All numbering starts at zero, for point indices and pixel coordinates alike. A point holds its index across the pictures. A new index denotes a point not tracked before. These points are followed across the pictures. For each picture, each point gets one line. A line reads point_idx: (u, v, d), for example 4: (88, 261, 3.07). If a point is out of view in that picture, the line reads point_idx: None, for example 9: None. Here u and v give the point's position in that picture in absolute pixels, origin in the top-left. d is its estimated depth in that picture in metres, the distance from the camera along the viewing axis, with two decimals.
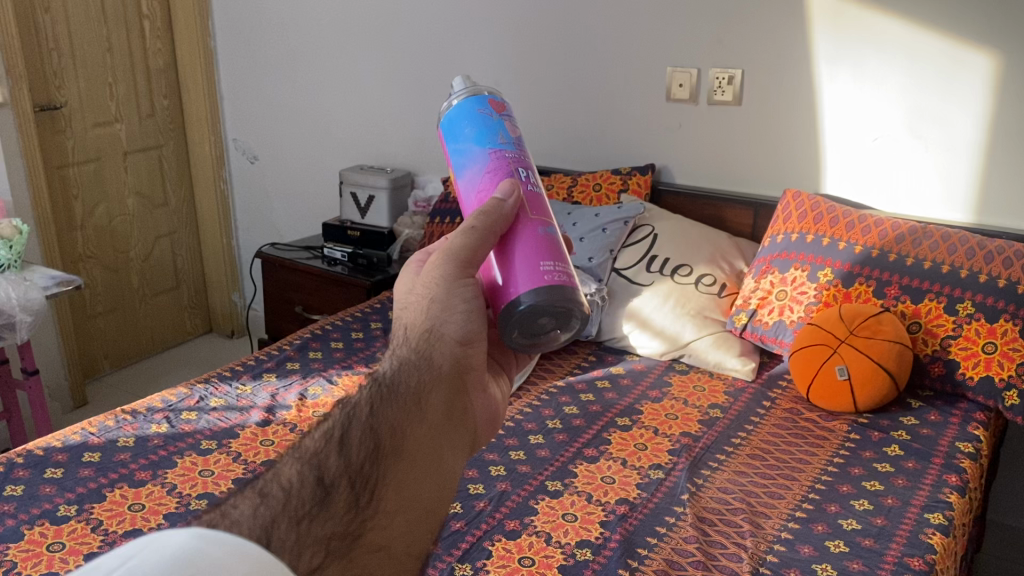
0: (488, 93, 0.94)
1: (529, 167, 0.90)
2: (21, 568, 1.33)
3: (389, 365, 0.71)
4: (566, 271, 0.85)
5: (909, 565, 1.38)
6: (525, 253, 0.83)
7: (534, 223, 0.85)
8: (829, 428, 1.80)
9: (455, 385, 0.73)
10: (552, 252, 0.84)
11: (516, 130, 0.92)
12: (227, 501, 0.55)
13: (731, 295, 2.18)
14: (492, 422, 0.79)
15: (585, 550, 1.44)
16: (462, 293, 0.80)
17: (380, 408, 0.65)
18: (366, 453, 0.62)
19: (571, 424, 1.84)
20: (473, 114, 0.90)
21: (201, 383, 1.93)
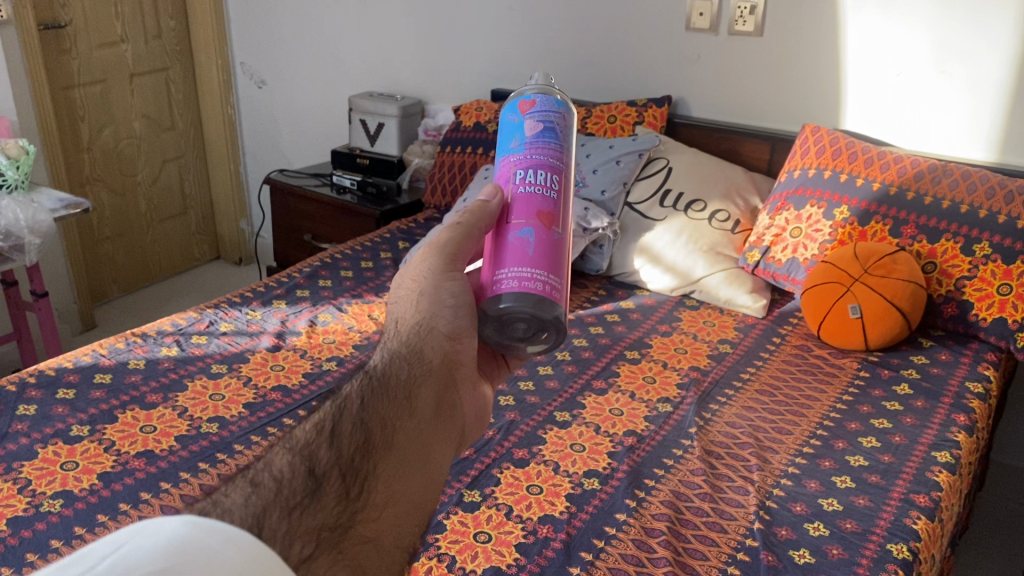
0: (535, 92, 0.91)
1: (537, 164, 0.85)
2: (35, 485, 1.34)
3: (380, 358, 0.74)
4: (527, 277, 0.79)
5: (915, 502, 1.39)
6: (496, 261, 0.82)
7: (509, 229, 0.83)
8: (838, 365, 1.80)
9: (444, 379, 0.77)
10: (516, 258, 0.81)
11: (541, 126, 0.88)
12: (217, 491, 0.55)
13: (744, 232, 2.15)
14: (481, 418, 0.81)
15: (593, 480, 1.45)
16: (452, 287, 0.82)
17: (371, 402, 0.68)
18: (357, 445, 0.64)
19: (580, 356, 1.84)
20: (505, 123, 0.91)
21: (211, 307, 1.93)
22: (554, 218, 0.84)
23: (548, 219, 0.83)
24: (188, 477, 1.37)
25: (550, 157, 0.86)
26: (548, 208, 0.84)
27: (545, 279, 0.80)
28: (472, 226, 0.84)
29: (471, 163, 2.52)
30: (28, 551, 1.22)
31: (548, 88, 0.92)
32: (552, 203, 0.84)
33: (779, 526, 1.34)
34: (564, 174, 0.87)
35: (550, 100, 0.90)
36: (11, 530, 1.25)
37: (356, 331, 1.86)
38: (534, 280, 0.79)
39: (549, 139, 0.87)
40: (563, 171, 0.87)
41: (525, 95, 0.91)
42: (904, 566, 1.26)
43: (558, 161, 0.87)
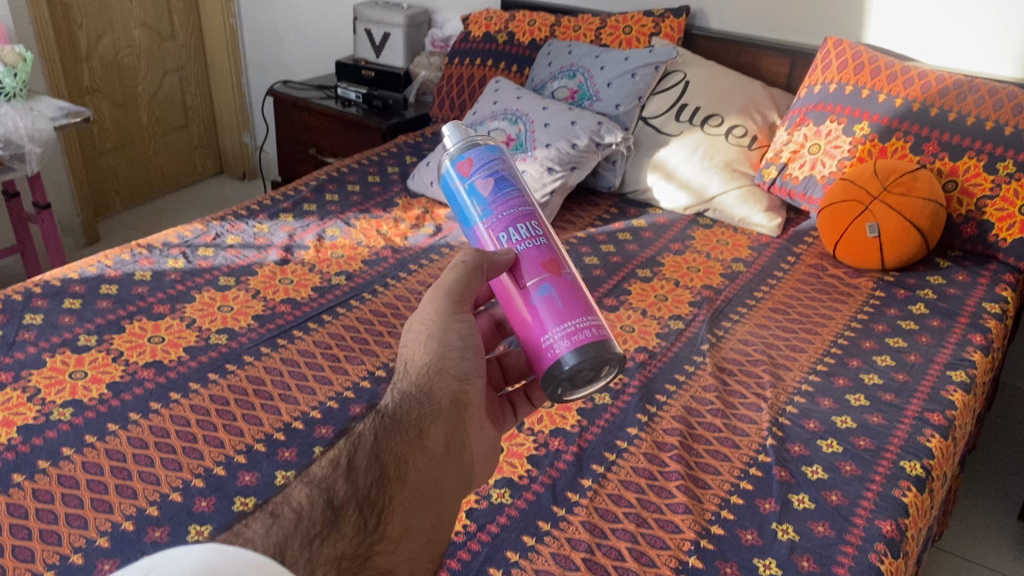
0: (466, 145, 0.89)
1: (511, 220, 0.85)
2: (44, 394, 1.33)
3: (393, 398, 0.80)
4: (569, 330, 0.80)
5: (929, 420, 1.38)
6: (532, 329, 0.82)
7: (526, 293, 0.83)
8: (854, 284, 1.78)
9: (455, 418, 0.81)
10: (551, 318, 0.81)
11: (492, 182, 0.86)
12: (240, 521, 0.60)
13: (761, 148, 2.10)
14: (491, 456, 0.87)
15: (604, 395, 1.44)
16: (460, 328, 0.86)
17: (384, 438, 0.74)
18: (371, 479, 0.70)
19: (591, 274, 1.80)
20: (453, 190, 0.88)
21: (217, 220, 1.89)
22: (558, 261, 0.85)
23: (554, 264, 0.84)
24: (198, 389, 1.37)
25: (520, 207, 0.86)
26: (548, 254, 0.84)
27: (589, 324, 0.81)
28: (479, 266, 0.83)
29: (481, 75, 2.45)
30: (39, 459, 1.22)
31: (473, 139, 0.89)
32: (548, 249, 0.84)
33: (792, 442, 1.34)
34: (537, 217, 0.86)
35: (485, 150, 0.88)
36: (22, 437, 1.25)
37: (365, 247, 1.83)
38: (579, 329, 0.80)
39: (508, 189, 0.86)
40: (535, 215, 0.86)
41: (457, 156, 0.88)
42: (917, 483, 1.26)
43: (527, 207, 0.86)
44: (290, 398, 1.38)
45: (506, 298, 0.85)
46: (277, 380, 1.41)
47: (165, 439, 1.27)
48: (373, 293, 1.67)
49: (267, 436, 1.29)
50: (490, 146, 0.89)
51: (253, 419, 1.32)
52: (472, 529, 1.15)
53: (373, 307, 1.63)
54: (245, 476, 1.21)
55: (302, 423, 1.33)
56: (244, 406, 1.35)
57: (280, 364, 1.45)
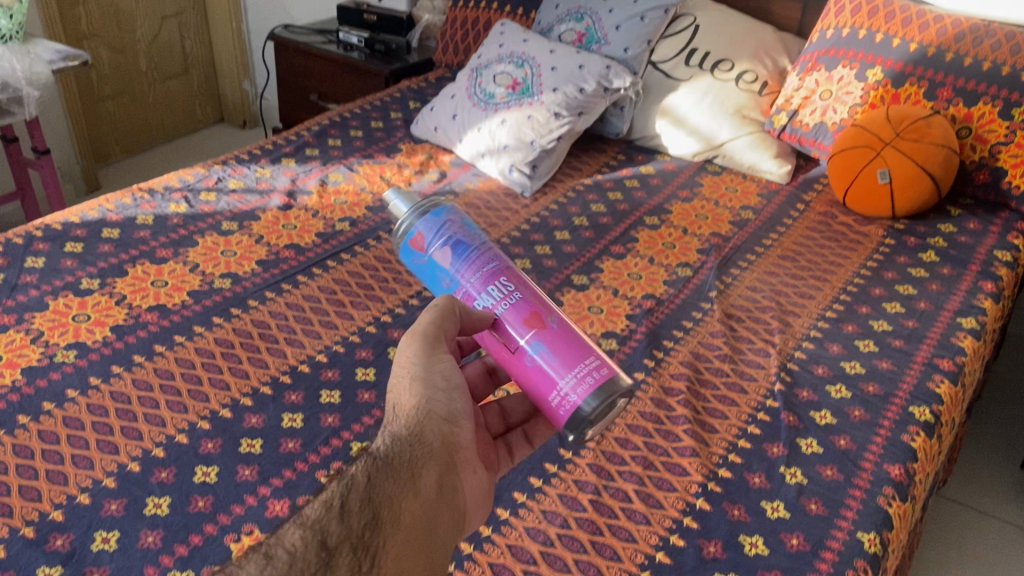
0: (414, 219, 0.86)
1: (481, 282, 0.81)
2: (48, 337, 1.32)
3: (381, 442, 0.74)
4: (573, 383, 0.76)
5: (939, 366, 1.37)
6: (537, 387, 0.79)
7: (520, 355, 0.79)
8: (864, 232, 1.76)
9: (445, 462, 0.76)
10: (552, 375, 0.77)
11: (448, 251, 0.83)
12: (228, 565, 0.55)
13: (772, 94, 2.07)
14: (482, 501, 0.81)
15: (611, 341, 1.43)
16: (442, 369, 0.80)
17: (376, 480, 0.69)
18: (366, 522, 0.64)
19: (598, 221, 1.78)
20: (418, 269, 0.86)
21: (218, 165, 1.86)
22: (541, 310, 0.80)
23: (537, 315, 0.79)
24: (202, 332, 1.36)
25: (487, 266, 0.82)
26: (528, 307, 0.80)
27: (594, 368, 0.76)
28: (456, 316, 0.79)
29: (486, 19, 2.41)
30: (44, 400, 1.21)
31: (419, 210, 0.86)
32: (528, 302, 0.80)
33: (801, 387, 1.33)
34: (507, 271, 0.82)
35: (431, 221, 0.85)
36: (26, 379, 1.24)
37: (368, 193, 1.81)
38: (584, 376, 0.76)
39: (467, 252, 0.83)
40: (503, 269, 0.82)
41: (407, 229, 0.86)
42: (926, 428, 1.25)
43: (493, 262, 0.83)
44: (295, 341, 1.37)
45: (503, 362, 0.82)
46: (282, 324, 1.40)
47: (170, 381, 1.26)
48: (377, 239, 1.66)
49: (273, 379, 1.29)
50: (437, 212, 0.86)
51: (259, 362, 1.32)
52: None
53: (378, 253, 1.62)
54: (252, 419, 1.21)
55: (308, 366, 1.32)
56: (249, 349, 1.34)
57: (284, 309, 1.44)
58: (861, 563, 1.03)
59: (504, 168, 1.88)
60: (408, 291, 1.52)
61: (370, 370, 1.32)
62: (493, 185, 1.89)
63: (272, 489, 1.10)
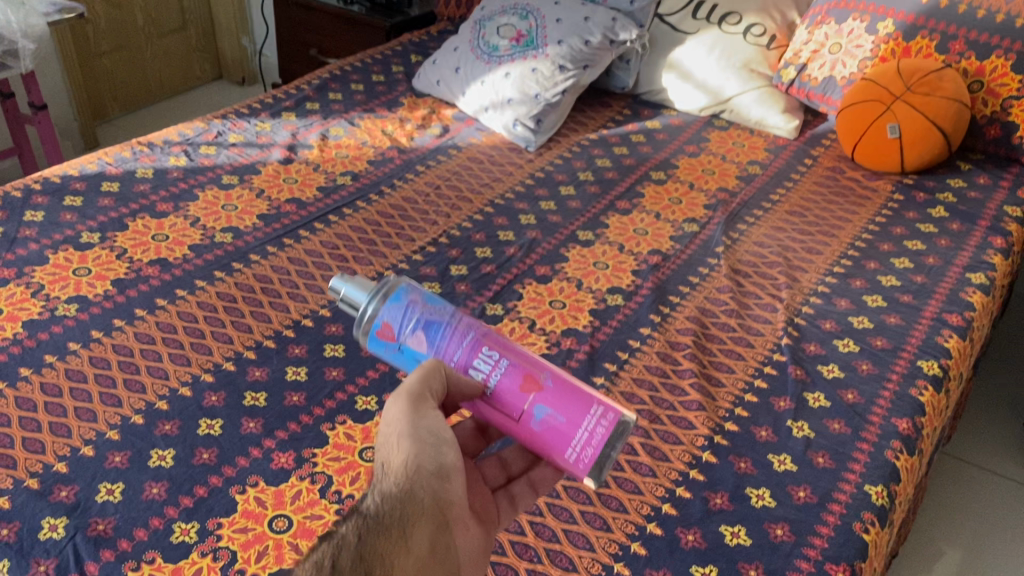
0: (374, 308, 0.78)
1: (466, 356, 0.76)
2: (48, 291, 1.31)
3: (374, 498, 0.71)
4: (586, 435, 0.73)
5: (947, 321, 1.36)
6: (549, 449, 0.75)
7: (524, 421, 0.75)
8: (872, 188, 1.73)
9: (439, 519, 0.71)
10: (565, 432, 0.74)
11: (423, 334, 0.77)
12: None
13: (780, 48, 2.02)
14: (480, 555, 0.77)
15: (617, 296, 1.42)
16: (430, 423, 0.72)
17: (367, 538, 0.67)
18: None
19: (603, 177, 1.76)
20: (394, 356, 0.79)
21: (218, 119, 1.84)
22: (531, 370, 0.76)
23: (531, 376, 0.75)
24: (204, 286, 1.35)
25: (467, 337, 0.77)
26: (519, 369, 0.75)
27: (601, 412, 0.74)
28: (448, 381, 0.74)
29: None
30: (46, 353, 1.20)
31: (376, 296, 0.79)
32: (518, 367, 0.76)
33: (808, 342, 1.32)
34: (486, 339, 0.77)
35: (394, 307, 0.78)
36: (27, 332, 1.23)
37: (370, 147, 1.79)
38: (593, 427, 0.74)
39: (442, 329, 0.77)
40: (483, 337, 0.77)
41: (371, 319, 0.78)
42: (934, 383, 1.24)
43: (472, 331, 0.78)
44: (298, 296, 1.36)
45: (509, 429, 0.78)
46: (285, 279, 1.39)
47: (173, 335, 1.25)
48: (379, 194, 1.64)
49: (276, 333, 1.28)
50: (395, 293, 0.78)
51: (261, 316, 1.31)
52: None
53: (380, 208, 1.60)
54: (256, 372, 1.21)
55: (311, 320, 1.31)
56: (251, 303, 1.33)
57: (287, 263, 1.43)
58: (868, 515, 1.03)
59: (508, 122, 1.86)
60: (411, 247, 1.50)
61: None
62: (496, 139, 1.86)
63: (276, 441, 1.10)
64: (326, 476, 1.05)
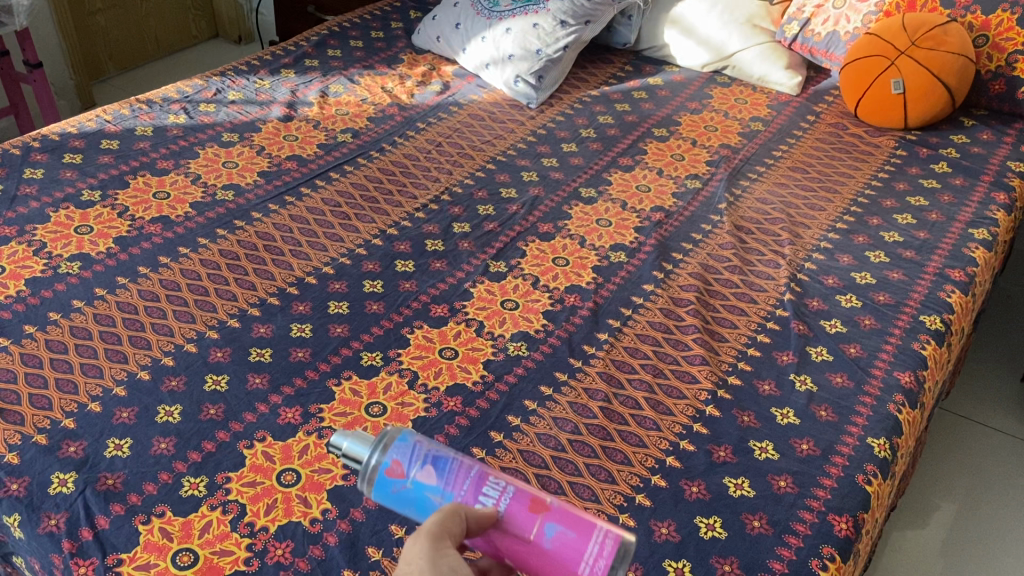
0: (378, 451, 0.71)
1: (473, 487, 0.70)
2: (51, 248, 1.31)
3: None
4: (596, 547, 0.67)
5: (949, 276, 1.36)
6: (558, 568, 0.68)
7: (532, 544, 0.68)
8: (875, 144, 1.73)
9: None
10: (576, 547, 0.67)
11: (433, 467, 0.70)
12: None
13: (784, 3, 1.99)
14: None
15: (620, 253, 1.42)
16: (450, 562, 0.63)
17: None
18: None
19: (605, 133, 1.75)
20: (398, 501, 0.71)
21: (217, 76, 1.82)
22: (536, 493, 0.70)
23: (537, 497, 0.69)
24: (207, 244, 1.35)
25: (473, 467, 0.71)
26: (525, 492, 0.70)
27: (605, 525, 0.68)
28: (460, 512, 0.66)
29: None
30: (50, 311, 1.20)
31: (379, 441, 0.72)
32: (524, 491, 0.70)
33: (811, 297, 1.32)
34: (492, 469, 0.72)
35: (401, 447, 0.71)
36: (31, 289, 1.23)
37: (370, 104, 1.77)
38: (604, 538, 0.67)
39: (450, 461, 0.71)
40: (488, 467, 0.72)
41: (375, 464, 0.71)
42: (936, 337, 1.25)
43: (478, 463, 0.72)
44: (301, 253, 1.36)
45: (517, 562, 0.70)
46: (287, 237, 1.39)
47: (176, 292, 1.25)
48: (381, 151, 1.63)
49: (280, 290, 1.28)
50: (398, 435, 0.72)
51: (265, 274, 1.31)
52: (490, 380, 1.15)
53: (382, 165, 1.59)
54: (260, 329, 1.21)
55: (314, 278, 1.31)
56: (254, 261, 1.33)
57: (289, 221, 1.42)
58: (870, 467, 1.04)
59: (509, 79, 1.84)
60: (414, 205, 1.50)
61: (377, 282, 1.31)
62: (498, 97, 1.85)
63: (282, 397, 1.10)
64: (333, 431, 1.06)
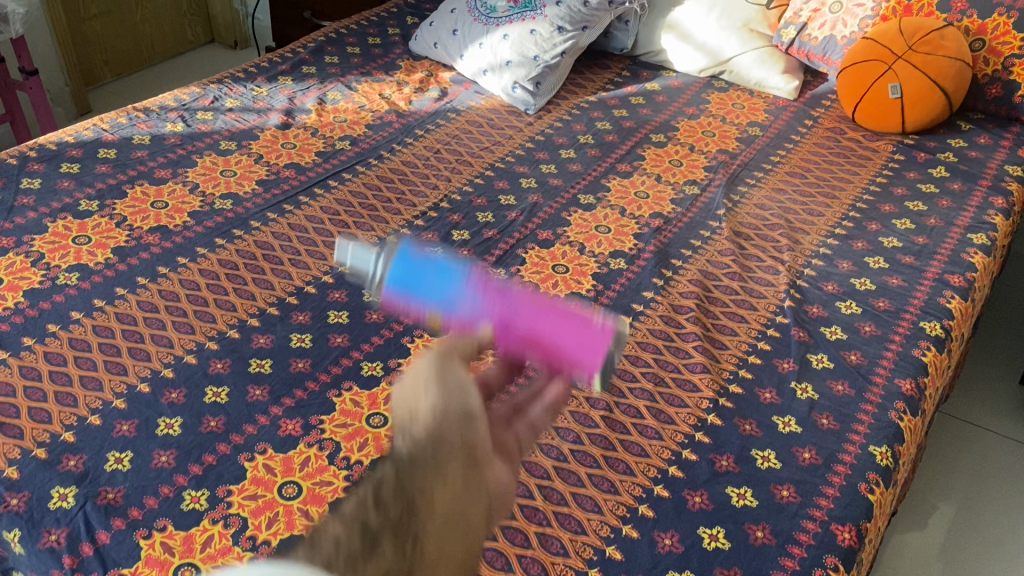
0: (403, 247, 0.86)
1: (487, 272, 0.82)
2: (49, 259, 1.30)
3: (384, 465, 0.54)
4: (596, 310, 0.78)
5: (949, 281, 1.37)
6: (569, 317, 0.77)
7: (544, 301, 0.77)
8: (873, 148, 1.73)
9: (468, 461, 0.56)
10: (581, 308, 0.78)
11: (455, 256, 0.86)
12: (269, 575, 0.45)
13: (780, 7, 1.99)
14: (513, 482, 0.61)
15: (620, 260, 1.42)
16: (456, 378, 0.61)
17: (405, 489, 0.52)
18: (394, 546, 0.49)
19: (603, 139, 1.75)
20: (420, 265, 0.80)
21: (214, 84, 1.81)
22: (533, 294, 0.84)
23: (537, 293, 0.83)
24: (206, 253, 1.34)
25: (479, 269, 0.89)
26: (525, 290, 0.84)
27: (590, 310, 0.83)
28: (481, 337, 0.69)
29: None
30: (49, 323, 1.20)
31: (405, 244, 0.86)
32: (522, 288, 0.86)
33: (811, 304, 1.32)
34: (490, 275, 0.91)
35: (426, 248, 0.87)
36: (29, 301, 1.23)
37: (368, 111, 1.77)
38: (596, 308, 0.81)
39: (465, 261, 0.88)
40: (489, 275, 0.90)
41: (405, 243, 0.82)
42: (936, 343, 1.25)
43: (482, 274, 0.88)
44: (300, 262, 1.35)
45: (527, 320, 0.75)
46: (286, 246, 1.38)
47: (176, 302, 1.25)
48: (379, 159, 1.63)
49: (279, 300, 1.28)
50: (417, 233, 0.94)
51: (264, 284, 1.30)
52: None
53: (380, 173, 1.59)
54: (260, 339, 1.20)
55: (314, 287, 1.31)
56: (253, 270, 1.32)
57: (288, 229, 1.42)
58: (873, 476, 1.04)
59: (507, 85, 1.84)
60: (413, 212, 1.50)
61: None
62: (495, 103, 1.85)
63: (283, 409, 1.10)
64: (334, 442, 1.06)
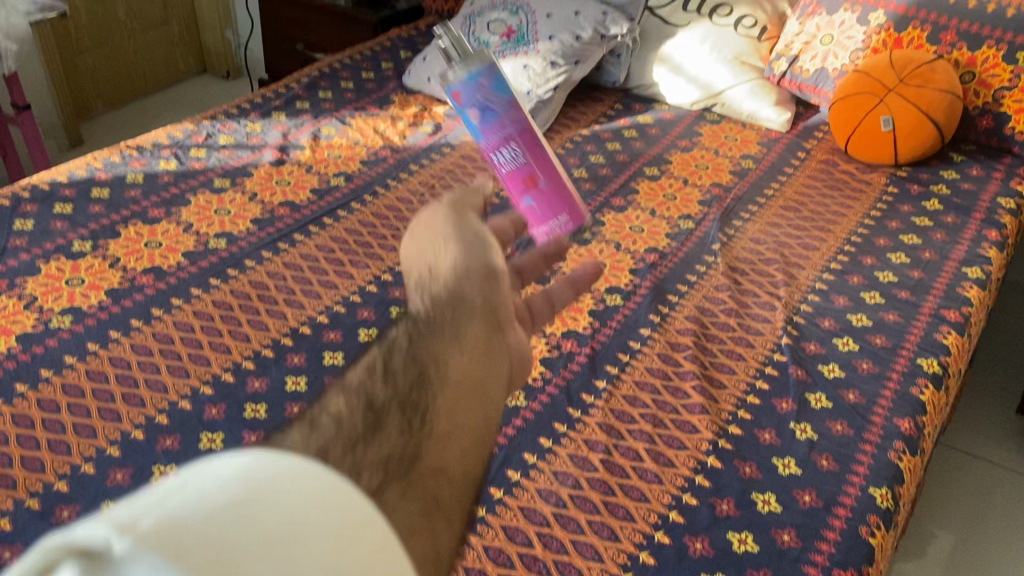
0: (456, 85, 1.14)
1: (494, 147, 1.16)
2: (42, 302, 1.29)
3: (421, 303, 0.67)
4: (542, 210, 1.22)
5: (945, 316, 1.37)
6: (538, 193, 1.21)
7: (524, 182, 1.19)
8: (867, 180, 1.73)
9: (489, 320, 0.69)
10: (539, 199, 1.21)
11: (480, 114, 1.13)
12: (275, 432, 0.47)
13: (771, 40, 2.02)
14: (518, 364, 0.74)
15: (616, 296, 1.41)
16: (472, 229, 0.80)
17: (419, 338, 0.61)
18: (412, 378, 0.56)
19: (597, 173, 1.75)
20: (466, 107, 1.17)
21: (207, 120, 1.81)
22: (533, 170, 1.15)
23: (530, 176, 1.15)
24: (200, 294, 1.34)
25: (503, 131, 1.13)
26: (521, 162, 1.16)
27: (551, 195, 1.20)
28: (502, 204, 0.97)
29: None
30: (42, 368, 1.18)
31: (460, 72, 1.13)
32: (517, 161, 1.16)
33: (807, 341, 1.32)
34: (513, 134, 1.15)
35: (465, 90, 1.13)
36: (22, 346, 1.21)
37: (363, 146, 1.77)
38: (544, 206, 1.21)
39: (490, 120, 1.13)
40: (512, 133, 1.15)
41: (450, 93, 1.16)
42: (934, 381, 1.25)
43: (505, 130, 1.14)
44: (295, 303, 1.35)
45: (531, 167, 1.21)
46: (281, 285, 1.38)
47: (170, 346, 1.24)
48: (374, 195, 1.62)
49: (274, 342, 1.27)
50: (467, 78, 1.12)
51: (259, 325, 1.30)
52: None
53: (375, 209, 1.59)
54: (255, 383, 1.19)
55: (309, 328, 1.30)
56: (248, 311, 1.32)
57: (283, 269, 1.41)
58: (874, 519, 1.03)
59: None
60: None
61: (373, 330, 1.30)
62: None
63: None
64: None
